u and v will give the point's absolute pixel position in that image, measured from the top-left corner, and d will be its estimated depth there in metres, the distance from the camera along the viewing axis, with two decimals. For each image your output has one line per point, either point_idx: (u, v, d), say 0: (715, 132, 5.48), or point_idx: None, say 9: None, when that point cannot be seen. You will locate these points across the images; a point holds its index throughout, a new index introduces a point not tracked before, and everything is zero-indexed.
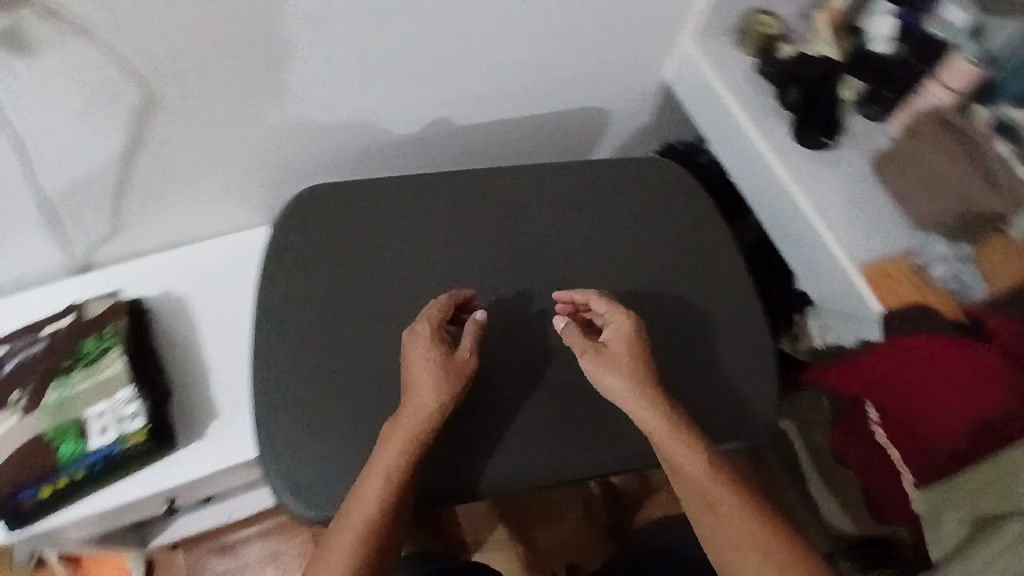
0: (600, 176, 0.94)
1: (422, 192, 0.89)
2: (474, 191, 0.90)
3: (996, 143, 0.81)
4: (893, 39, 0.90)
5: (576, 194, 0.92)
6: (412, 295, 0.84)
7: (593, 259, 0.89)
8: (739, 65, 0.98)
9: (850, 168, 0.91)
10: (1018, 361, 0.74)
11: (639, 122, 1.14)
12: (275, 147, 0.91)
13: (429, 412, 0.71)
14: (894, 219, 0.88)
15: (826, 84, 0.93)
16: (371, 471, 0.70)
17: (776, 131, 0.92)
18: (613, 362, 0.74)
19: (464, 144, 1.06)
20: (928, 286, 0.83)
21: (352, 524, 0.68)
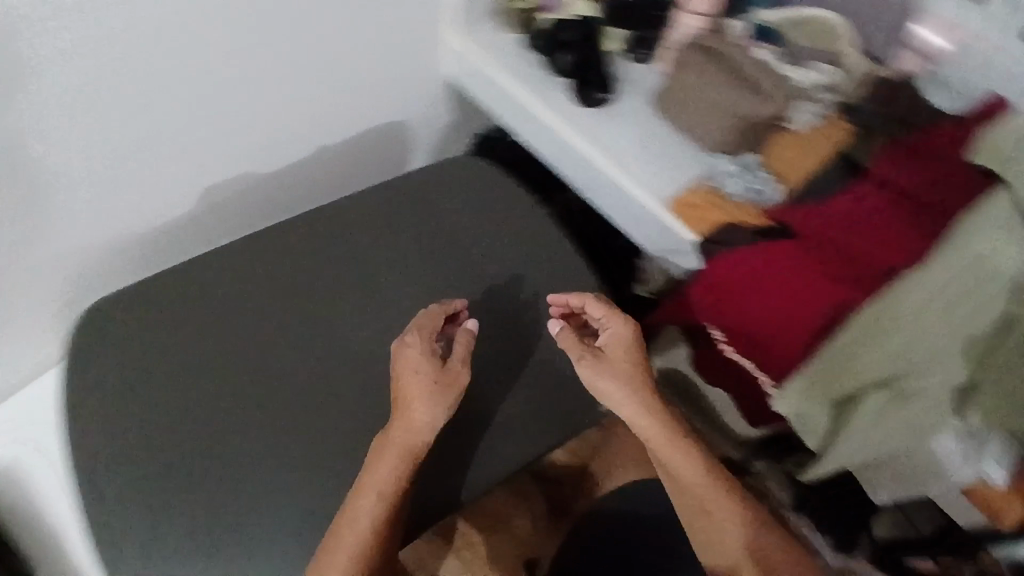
0: (405, 193, 0.94)
1: (235, 264, 0.86)
2: (277, 246, 0.88)
3: (755, 51, 0.89)
4: None
5: (385, 218, 0.92)
6: (240, 370, 0.81)
7: (420, 276, 0.90)
8: (508, 44, 1.01)
9: (633, 114, 0.95)
10: (823, 248, 0.80)
11: (441, 123, 1.14)
12: (59, 264, 0.87)
13: (418, 428, 0.75)
14: (686, 149, 0.93)
15: (590, 42, 0.95)
16: (364, 487, 0.73)
17: (557, 98, 0.95)
18: (610, 369, 0.81)
19: (267, 198, 1.02)
20: (729, 203, 0.87)
21: (348, 540, 0.72)
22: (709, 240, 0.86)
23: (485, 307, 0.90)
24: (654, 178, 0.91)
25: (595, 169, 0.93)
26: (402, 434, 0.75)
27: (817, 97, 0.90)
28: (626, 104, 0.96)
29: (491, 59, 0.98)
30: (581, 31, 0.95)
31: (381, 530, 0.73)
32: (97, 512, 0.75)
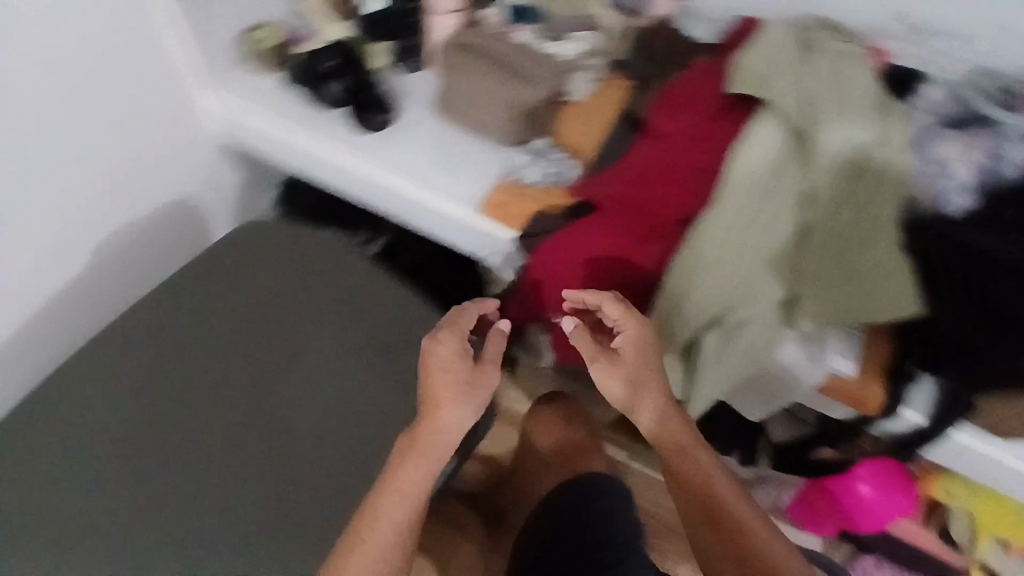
0: (215, 277, 0.93)
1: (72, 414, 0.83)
2: (94, 377, 0.85)
3: (513, 35, 0.91)
4: None
5: (199, 309, 0.90)
6: (95, 514, 0.78)
7: (252, 357, 0.89)
8: (268, 88, 0.96)
9: (418, 127, 0.94)
10: (628, 212, 0.83)
11: (235, 179, 1.08)
12: None
13: (447, 429, 0.75)
14: (480, 149, 0.92)
15: (354, 63, 0.91)
16: (393, 485, 0.74)
17: (336, 130, 0.92)
18: (626, 374, 0.80)
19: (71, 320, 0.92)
20: (533, 191, 0.89)
21: (369, 546, 0.72)
22: (527, 233, 0.86)
23: (326, 364, 0.89)
24: (459, 186, 0.90)
25: (397, 194, 0.90)
26: (429, 434, 0.75)
27: (586, 64, 0.93)
28: (407, 117, 0.94)
29: (254, 110, 0.94)
30: (336, 54, 0.91)
31: (409, 525, 0.74)
32: None
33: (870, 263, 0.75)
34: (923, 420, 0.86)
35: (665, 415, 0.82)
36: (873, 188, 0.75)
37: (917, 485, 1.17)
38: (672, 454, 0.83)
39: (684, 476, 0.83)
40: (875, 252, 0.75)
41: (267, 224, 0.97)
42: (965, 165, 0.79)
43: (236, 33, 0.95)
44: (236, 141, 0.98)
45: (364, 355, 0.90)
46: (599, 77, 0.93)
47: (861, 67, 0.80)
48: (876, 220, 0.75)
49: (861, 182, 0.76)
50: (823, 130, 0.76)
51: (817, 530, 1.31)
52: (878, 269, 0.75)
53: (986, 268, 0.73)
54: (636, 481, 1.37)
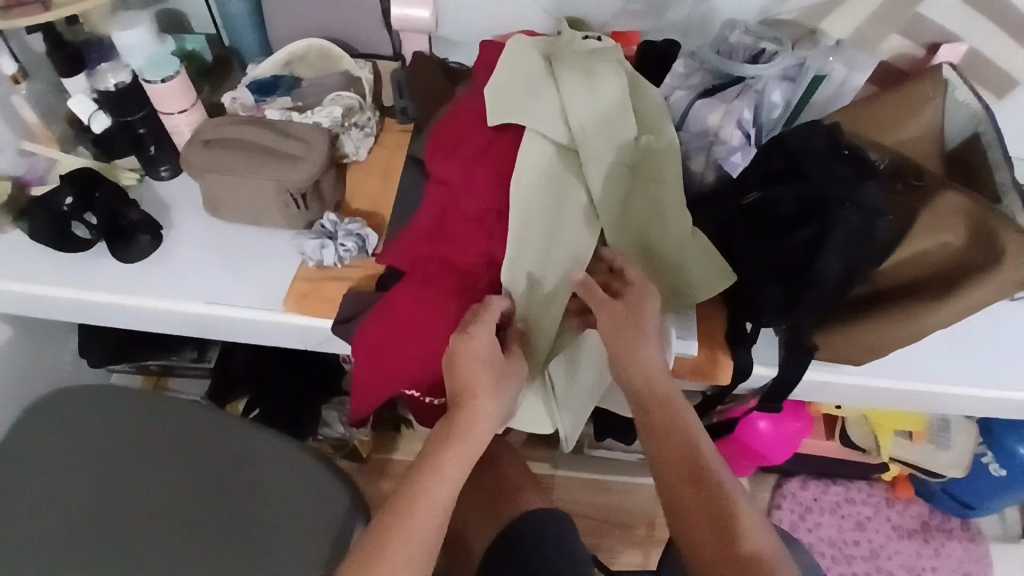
0: (22, 464, 0.83)
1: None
2: None
3: (267, 112, 0.87)
4: (99, 108, 0.83)
5: (13, 504, 0.80)
6: None
7: (85, 538, 0.79)
8: (13, 244, 0.85)
9: (196, 238, 0.86)
10: (436, 268, 0.78)
11: (27, 339, 0.99)
12: None
13: (487, 420, 0.68)
14: (273, 241, 0.87)
15: (100, 189, 0.84)
16: (429, 471, 0.64)
17: (106, 268, 0.84)
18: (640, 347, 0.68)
19: None
20: (336, 272, 0.84)
21: (405, 536, 0.61)
22: (339, 319, 0.81)
23: (174, 515, 0.81)
24: (257, 290, 0.83)
25: (194, 317, 0.83)
26: (468, 417, 0.67)
27: (354, 122, 0.88)
28: (182, 229, 0.87)
29: (3, 278, 0.83)
30: (74, 187, 0.83)
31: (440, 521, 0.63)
32: None
33: (673, 252, 0.77)
34: (770, 368, 0.89)
35: (662, 389, 0.68)
36: (652, 179, 0.77)
37: (805, 408, 1.22)
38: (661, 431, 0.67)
39: (671, 455, 0.66)
40: (673, 240, 0.77)
41: (71, 388, 0.87)
42: (736, 129, 0.82)
43: None
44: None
45: (213, 488, 0.82)
46: (372, 132, 0.90)
47: (610, 60, 0.79)
48: (668, 208, 0.76)
49: (639, 177, 0.77)
50: (589, 141, 0.76)
51: (740, 473, 1.35)
52: (681, 257, 0.77)
53: (787, 225, 0.74)
54: (564, 487, 1.37)
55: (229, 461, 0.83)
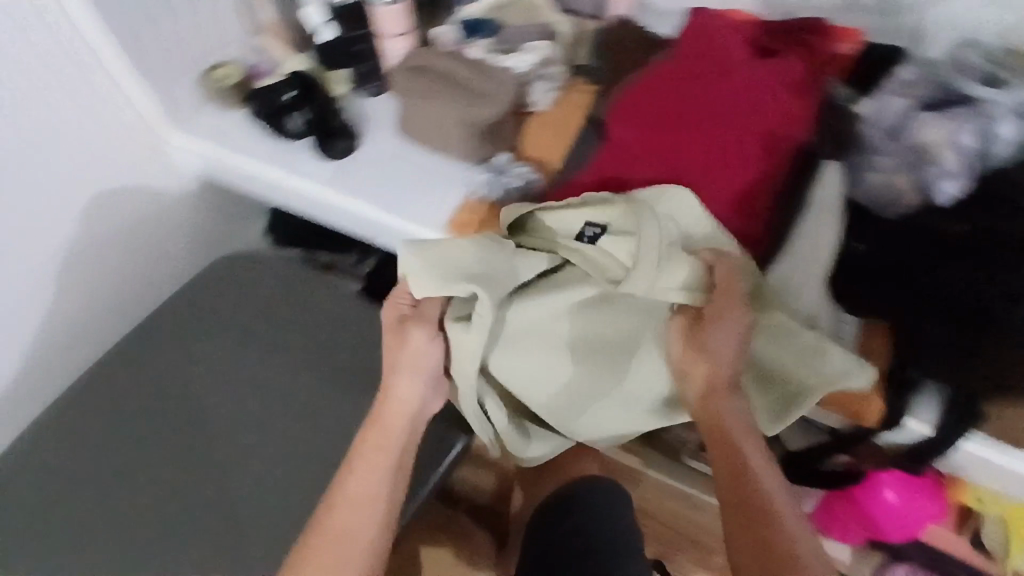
0: (200, 308, 0.96)
1: (52, 457, 0.86)
2: (89, 408, 0.89)
3: (467, 51, 0.88)
4: (329, 21, 0.91)
5: (184, 336, 0.94)
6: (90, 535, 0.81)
7: (231, 384, 0.91)
8: (235, 123, 0.99)
9: (383, 151, 0.94)
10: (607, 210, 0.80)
11: (217, 207, 1.12)
12: None
13: (402, 413, 0.75)
14: (448, 168, 0.92)
15: (315, 91, 0.93)
16: (352, 471, 0.72)
17: (302, 160, 0.94)
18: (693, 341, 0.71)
19: (78, 349, 0.97)
20: (498, 209, 0.86)
21: (329, 548, 0.68)
22: None
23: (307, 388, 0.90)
24: (420, 208, 0.89)
25: (362, 219, 0.92)
26: (382, 428, 0.75)
27: (545, 74, 0.89)
28: (371, 141, 0.94)
29: (223, 147, 0.96)
30: (296, 86, 0.93)
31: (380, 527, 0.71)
32: None
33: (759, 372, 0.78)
34: (931, 430, 0.80)
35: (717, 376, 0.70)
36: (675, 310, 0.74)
37: (944, 492, 1.08)
38: (722, 444, 0.69)
39: (723, 469, 0.69)
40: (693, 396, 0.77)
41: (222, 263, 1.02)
42: (955, 153, 0.72)
43: (196, 73, 0.98)
44: (213, 175, 1.01)
45: (344, 375, 0.90)
46: (558, 85, 0.89)
47: (628, 213, 0.74)
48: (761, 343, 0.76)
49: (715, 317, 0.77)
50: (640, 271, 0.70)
51: (844, 538, 1.23)
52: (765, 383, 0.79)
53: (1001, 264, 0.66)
54: (648, 489, 1.34)
55: (357, 354, 0.92)
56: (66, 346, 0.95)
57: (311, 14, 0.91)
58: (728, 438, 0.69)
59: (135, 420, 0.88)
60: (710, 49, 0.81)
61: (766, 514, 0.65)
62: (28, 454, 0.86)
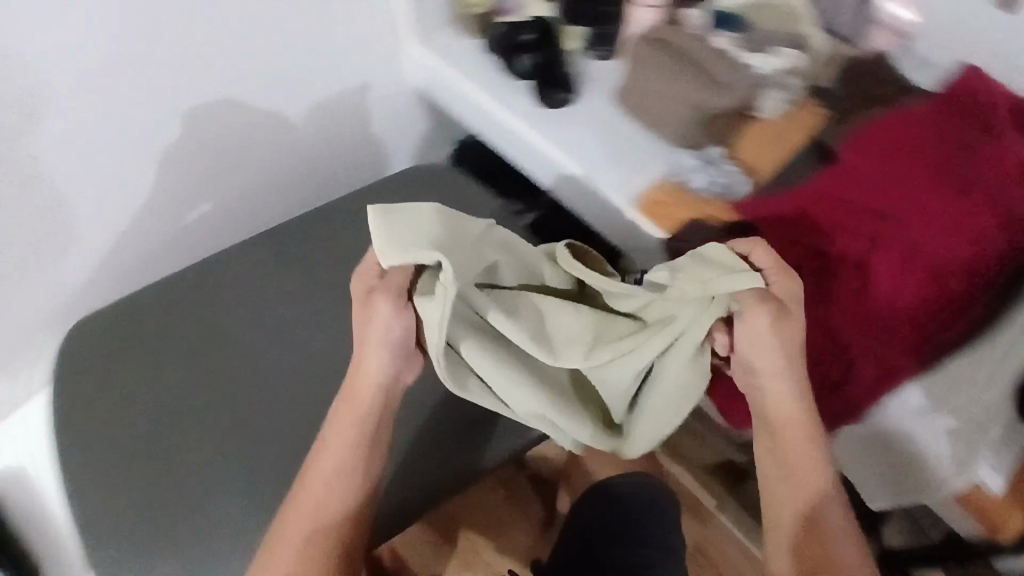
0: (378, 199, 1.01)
1: (212, 288, 0.92)
2: (260, 262, 0.94)
3: (713, 38, 0.86)
4: None
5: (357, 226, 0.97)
6: (236, 375, 0.87)
7: None
8: (468, 53, 1.00)
9: (596, 113, 0.93)
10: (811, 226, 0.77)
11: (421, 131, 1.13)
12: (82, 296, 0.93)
13: (365, 394, 0.72)
14: (650, 146, 0.89)
15: (551, 39, 0.95)
16: (321, 450, 0.72)
17: (518, 99, 0.96)
18: (779, 330, 0.65)
19: (269, 207, 1.05)
20: (694, 197, 0.83)
21: (298, 523, 0.70)
22: (676, 237, 0.82)
23: None
24: (618, 175, 0.89)
25: (558, 173, 0.93)
26: (354, 406, 0.73)
27: (783, 83, 0.86)
28: (587, 100, 0.94)
29: (450, 68, 0.99)
30: (537, 29, 0.95)
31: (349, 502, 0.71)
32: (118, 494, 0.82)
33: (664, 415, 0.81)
34: None
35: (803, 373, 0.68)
36: (686, 338, 0.68)
37: None
38: (794, 450, 0.68)
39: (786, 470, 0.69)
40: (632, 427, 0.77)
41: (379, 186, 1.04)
42: None
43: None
44: (432, 95, 1.04)
45: None
46: (791, 99, 0.87)
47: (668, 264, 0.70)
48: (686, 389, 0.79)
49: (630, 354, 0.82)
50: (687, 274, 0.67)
51: None
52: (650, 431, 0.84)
53: None
54: (716, 536, 1.23)
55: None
56: (254, 199, 1.02)
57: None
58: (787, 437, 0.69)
59: (299, 290, 0.93)
60: (971, 109, 0.78)
61: (812, 521, 0.67)
62: (196, 280, 0.93)
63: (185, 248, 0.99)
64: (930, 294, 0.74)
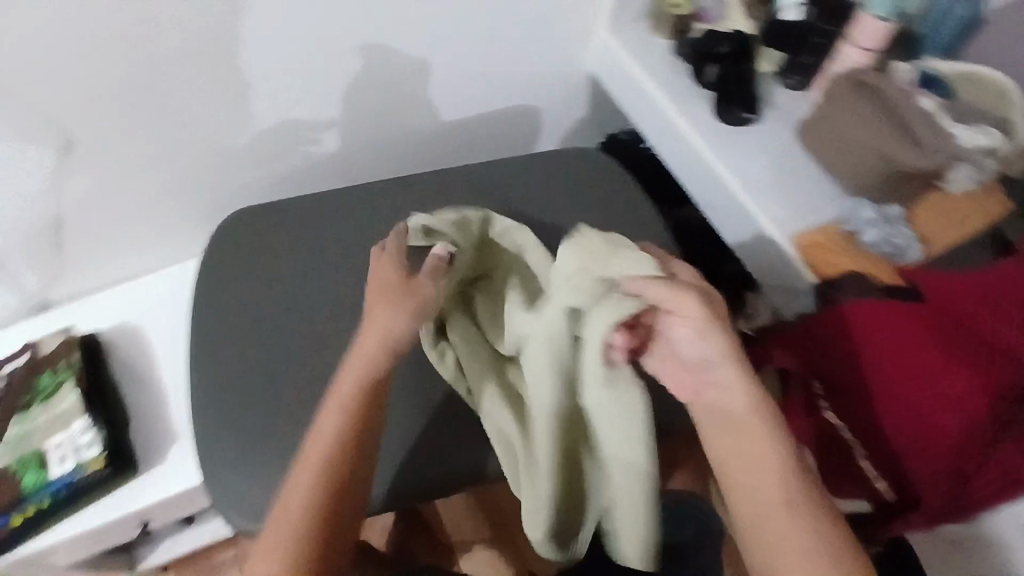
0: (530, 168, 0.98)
1: (348, 208, 0.89)
2: (397, 200, 0.91)
3: (918, 98, 0.81)
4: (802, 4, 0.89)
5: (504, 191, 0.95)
6: (346, 305, 0.83)
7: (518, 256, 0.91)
8: (655, 50, 0.97)
9: (774, 141, 0.89)
10: (982, 304, 0.71)
11: (576, 116, 1.12)
12: (225, 182, 0.92)
13: (388, 336, 0.66)
14: (824, 190, 0.86)
15: (746, 57, 0.92)
16: (330, 404, 0.65)
17: (694, 107, 0.92)
18: (713, 315, 0.59)
19: (419, 150, 1.04)
20: (860, 251, 0.80)
21: (308, 471, 0.63)
22: (827, 285, 0.80)
23: None
24: (785, 208, 0.84)
25: (720, 190, 0.88)
26: (354, 379, 0.65)
27: (980, 161, 0.80)
28: (766, 126, 0.90)
29: (633, 59, 0.96)
30: (735, 44, 0.91)
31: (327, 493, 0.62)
32: (202, 383, 0.79)
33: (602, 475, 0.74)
34: None
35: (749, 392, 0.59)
36: (592, 339, 0.59)
37: None
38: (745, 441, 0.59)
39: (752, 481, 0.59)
40: (551, 444, 0.67)
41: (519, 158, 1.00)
42: None
43: None
44: (606, 83, 1.03)
45: None
46: (983, 178, 0.81)
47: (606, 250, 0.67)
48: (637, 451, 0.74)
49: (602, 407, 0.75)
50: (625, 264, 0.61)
51: None
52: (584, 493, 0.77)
53: None
54: None
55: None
56: (405, 140, 1.01)
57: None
58: (745, 442, 0.59)
59: None
60: None
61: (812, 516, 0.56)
62: (333, 198, 0.90)
63: (335, 165, 0.99)
64: (922, 405, 0.72)
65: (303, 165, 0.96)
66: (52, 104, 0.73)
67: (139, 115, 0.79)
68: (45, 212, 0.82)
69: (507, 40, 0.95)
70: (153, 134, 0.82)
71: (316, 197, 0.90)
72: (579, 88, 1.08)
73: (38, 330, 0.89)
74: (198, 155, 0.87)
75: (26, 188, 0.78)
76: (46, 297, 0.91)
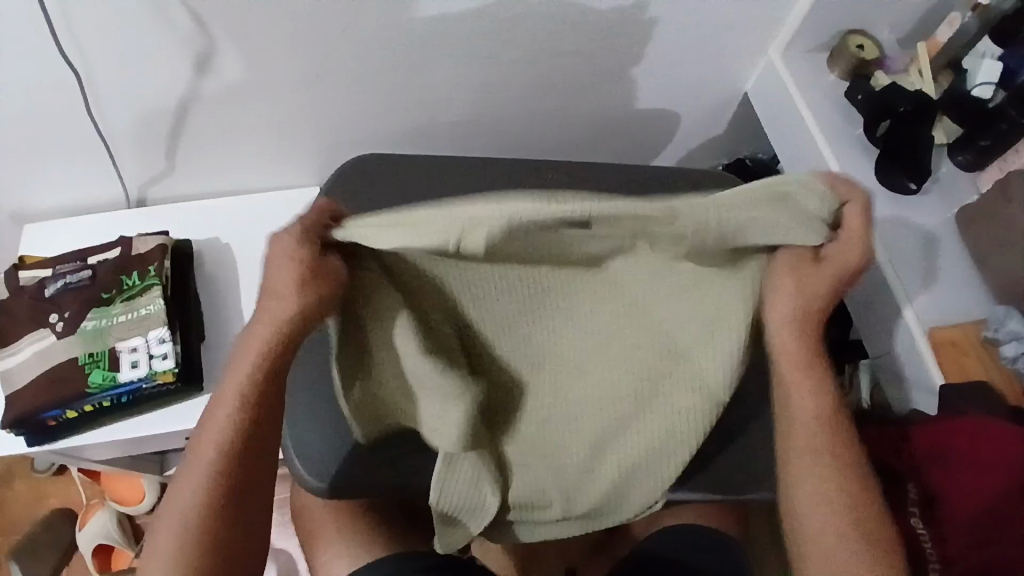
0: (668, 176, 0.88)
1: (471, 177, 0.84)
2: (524, 171, 0.85)
3: None
4: (992, 83, 0.80)
5: (641, 191, 0.86)
6: None
7: None
8: (824, 87, 0.91)
9: (927, 221, 0.84)
10: None
11: (712, 133, 1.08)
12: (352, 118, 0.91)
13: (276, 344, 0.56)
14: (969, 287, 0.81)
15: (922, 120, 0.83)
16: (217, 405, 0.59)
17: (852, 159, 0.86)
18: (806, 299, 0.56)
19: (547, 133, 1.01)
20: (991, 363, 0.76)
21: (195, 475, 0.58)
22: (954, 388, 0.74)
23: None
24: (925, 297, 0.80)
25: None
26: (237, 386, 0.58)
27: None
28: (924, 199, 0.85)
29: (799, 91, 0.90)
30: (915, 103, 0.83)
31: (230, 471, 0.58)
32: None
33: (535, 455, 0.66)
34: None
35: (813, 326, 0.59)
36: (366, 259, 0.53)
37: None
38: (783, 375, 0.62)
39: (795, 409, 0.62)
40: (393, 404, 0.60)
41: (662, 168, 0.89)
42: None
43: (843, 29, 0.90)
44: (760, 109, 0.98)
45: None
46: None
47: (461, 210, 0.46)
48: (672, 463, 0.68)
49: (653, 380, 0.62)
50: (803, 191, 0.50)
51: None
52: (564, 506, 0.68)
53: None
54: None
55: None
56: (542, 119, 0.98)
57: (978, 71, 0.81)
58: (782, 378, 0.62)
59: None
60: None
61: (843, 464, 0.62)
62: (454, 164, 0.85)
63: (465, 127, 0.97)
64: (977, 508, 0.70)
65: (433, 121, 0.94)
66: (205, 6, 0.71)
67: (287, 35, 0.77)
68: (169, 109, 0.84)
69: (668, 46, 0.89)
70: (293, 58, 0.80)
71: (436, 159, 0.85)
72: (724, 106, 1.03)
73: (129, 227, 0.93)
74: (329, 87, 0.86)
75: (155, 85, 0.80)
76: (143, 196, 0.97)
